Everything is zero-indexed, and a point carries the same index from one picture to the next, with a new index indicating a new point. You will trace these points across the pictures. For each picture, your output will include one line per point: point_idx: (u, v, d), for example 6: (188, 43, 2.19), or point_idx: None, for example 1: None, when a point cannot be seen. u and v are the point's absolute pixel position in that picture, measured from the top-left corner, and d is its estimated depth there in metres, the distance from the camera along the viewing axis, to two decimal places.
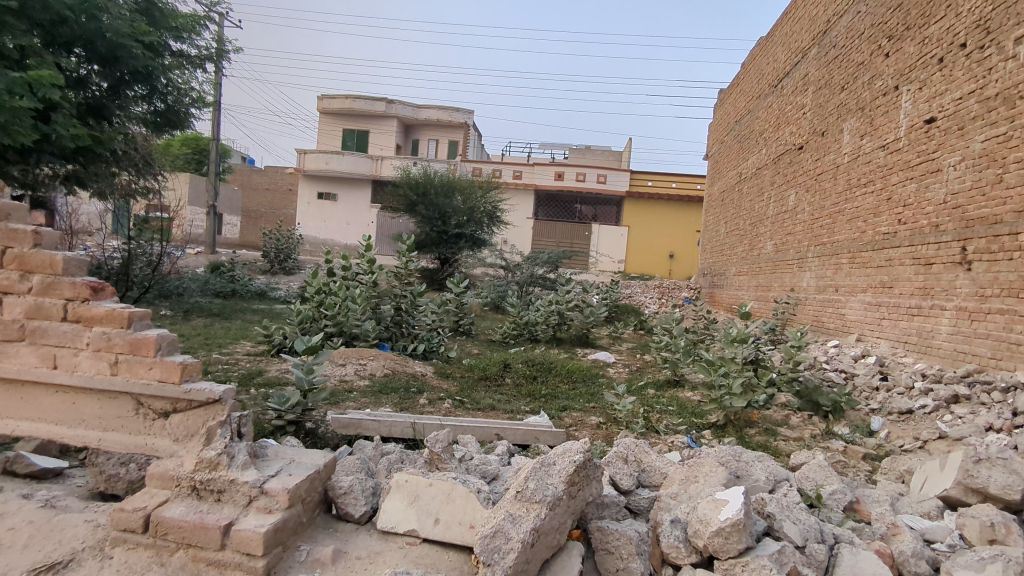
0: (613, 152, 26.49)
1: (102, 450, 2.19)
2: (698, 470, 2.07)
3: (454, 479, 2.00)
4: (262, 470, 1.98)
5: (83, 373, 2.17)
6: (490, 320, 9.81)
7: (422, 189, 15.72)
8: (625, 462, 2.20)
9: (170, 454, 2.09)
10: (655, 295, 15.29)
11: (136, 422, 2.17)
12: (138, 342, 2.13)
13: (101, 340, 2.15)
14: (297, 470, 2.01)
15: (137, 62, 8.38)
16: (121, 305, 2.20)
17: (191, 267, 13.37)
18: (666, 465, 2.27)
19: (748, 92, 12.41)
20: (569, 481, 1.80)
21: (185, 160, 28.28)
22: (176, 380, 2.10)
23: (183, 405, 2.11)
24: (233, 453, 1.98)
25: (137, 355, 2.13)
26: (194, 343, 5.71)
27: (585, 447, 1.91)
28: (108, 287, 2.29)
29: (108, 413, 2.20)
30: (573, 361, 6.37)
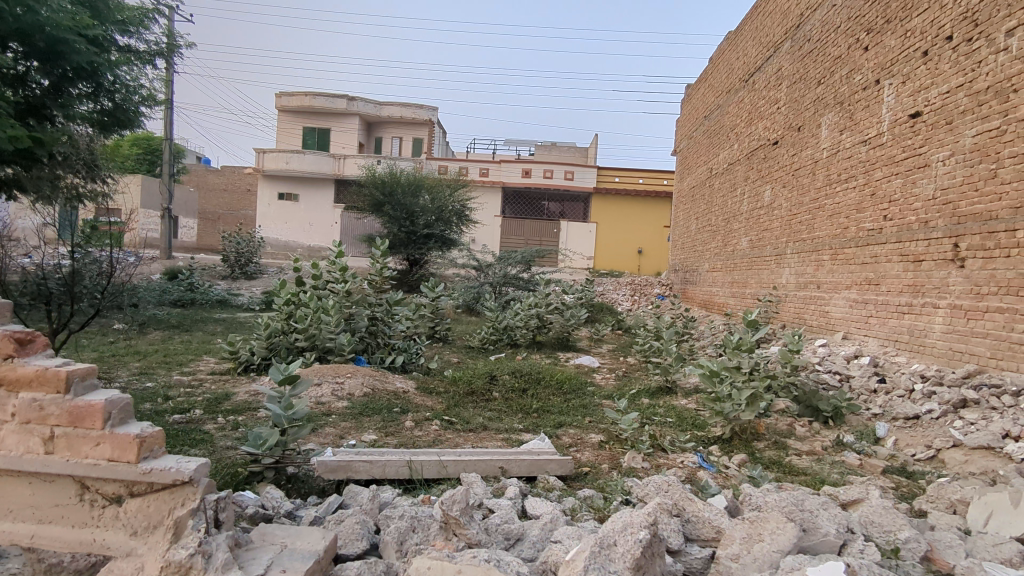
0: (578, 148, 26.37)
1: (38, 547, 1.86)
2: (762, 527, 1.83)
3: (487, 563, 1.61)
4: (247, 567, 1.65)
5: (10, 452, 1.85)
6: (465, 324, 9.49)
7: (388, 189, 15.29)
8: (670, 515, 1.93)
9: (125, 553, 1.76)
10: (627, 292, 15.20)
11: (82, 512, 1.84)
12: (81, 413, 1.81)
13: (32, 410, 1.84)
14: (291, 561, 1.67)
15: (82, 57, 7.81)
16: (57, 364, 1.88)
17: (145, 274, 12.67)
18: (716, 515, 1.98)
19: (717, 87, 12.35)
20: (636, 566, 1.56)
21: (135, 161, 27.07)
22: (131, 459, 1.77)
23: (142, 488, 1.78)
24: (210, 551, 1.65)
25: (80, 428, 1.81)
26: (150, 361, 5.25)
27: (649, 521, 1.69)
28: (40, 337, 2.00)
29: (44, 501, 1.87)
30: (559, 369, 6.12)
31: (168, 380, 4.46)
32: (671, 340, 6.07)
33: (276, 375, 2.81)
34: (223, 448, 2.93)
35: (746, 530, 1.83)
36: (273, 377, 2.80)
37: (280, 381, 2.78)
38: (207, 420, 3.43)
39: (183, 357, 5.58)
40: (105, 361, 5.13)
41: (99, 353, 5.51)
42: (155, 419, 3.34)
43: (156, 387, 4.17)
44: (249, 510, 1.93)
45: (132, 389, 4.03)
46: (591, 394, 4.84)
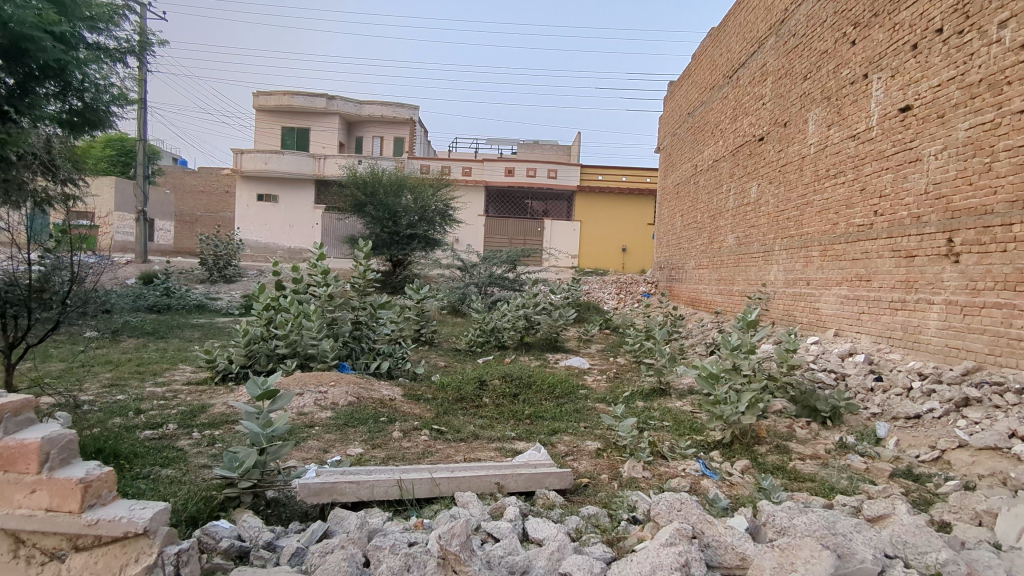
0: (561, 147, 26.27)
1: None
2: (792, 555, 1.69)
3: None
4: None
5: None
6: (451, 326, 9.31)
7: (370, 189, 15.04)
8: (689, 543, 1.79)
9: None
10: (613, 290, 15.12)
11: (18, 570, 1.73)
12: (19, 458, 1.72)
13: None
14: None
15: (46, 55, 7.73)
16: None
17: (120, 280, 12.30)
18: (738, 542, 1.84)
19: (700, 84, 12.29)
20: None
21: (109, 162, 26.48)
22: (74, 508, 1.68)
23: (86, 541, 1.69)
24: None
25: (17, 475, 1.72)
26: (121, 371, 5.01)
27: None
28: None
29: None
30: (549, 371, 5.97)
31: (140, 391, 4.23)
32: (664, 340, 5.95)
33: (254, 390, 2.63)
34: (198, 466, 2.74)
35: (775, 560, 1.69)
36: (250, 394, 2.63)
37: (258, 399, 2.61)
38: (181, 435, 3.22)
39: (158, 366, 5.34)
40: (75, 371, 4.89)
41: (69, 362, 5.26)
42: (127, 435, 3.13)
43: (129, 399, 3.95)
44: (223, 544, 1.78)
45: (102, 402, 3.81)
46: (584, 399, 4.69)
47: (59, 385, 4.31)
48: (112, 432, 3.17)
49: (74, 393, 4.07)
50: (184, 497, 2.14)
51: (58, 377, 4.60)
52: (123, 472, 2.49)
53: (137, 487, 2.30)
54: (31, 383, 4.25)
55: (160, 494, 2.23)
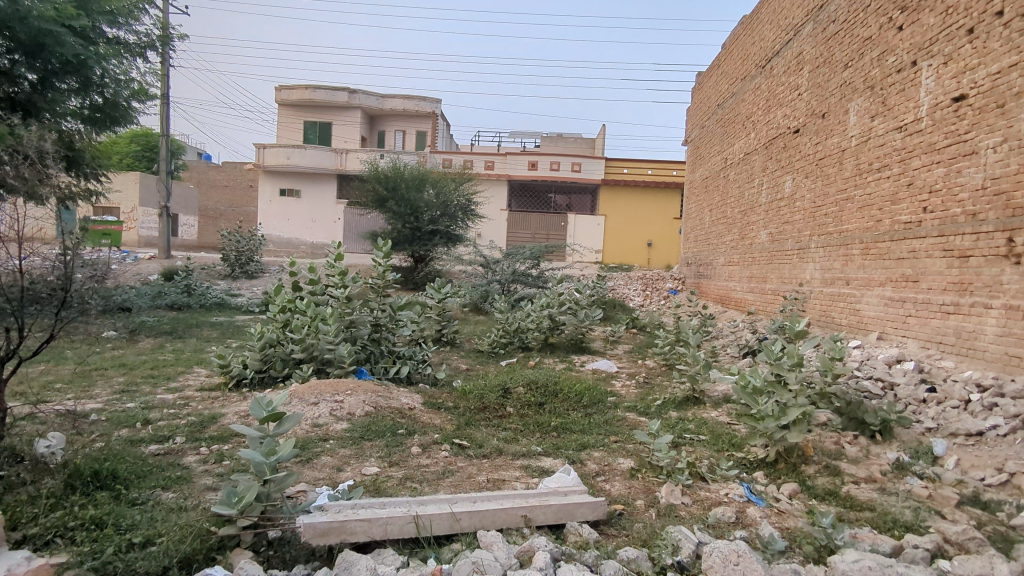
0: (584, 139, 25.88)
1: None
2: None
3: None
4: None
5: None
6: (473, 324, 9.10)
7: (392, 184, 14.86)
8: None
9: None
10: (638, 287, 14.79)
11: None
12: None
13: None
14: None
15: (65, 49, 8.38)
16: None
17: (142, 276, 12.36)
18: None
19: (731, 74, 11.87)
20: None
21: (134, 158, 26.81)
22: None
23: None
24: None
25: None
26: (135, 375, 4.91)
27: None
28: None
29: None
30: (576, 376, 5.72)
31: (151, 398, 4.11)
32: (696, 343, 5.67)
33: (259, 412, 2.44)
34: (202, 488, 2.57)
35: None
36: (254, 416, 2.43)
37: (264, 421, 2.41)
38: (189, 452, 3.06)
39: (172, 369, 5.24)
40: (88, 376, 4.81)
41: (82, 366, 5.18)
42: (130, 451, 2.98)
43: (137, 407, 3.83)
44: None
45: (109, 411, 3.69)
46: (613, 409, 4.44)
47: (67, 392, 4.22)
48: (116, 447, 3.03)
49: (83, 401, 3.96)
50: (180, 531, 1.96)
51: (69, 382, 4.52)
52: (120, 497, 2.30)
53: (132, 517, 2.08)
54: (39, 389, 4.16)
55: (156, 527, 2.01)
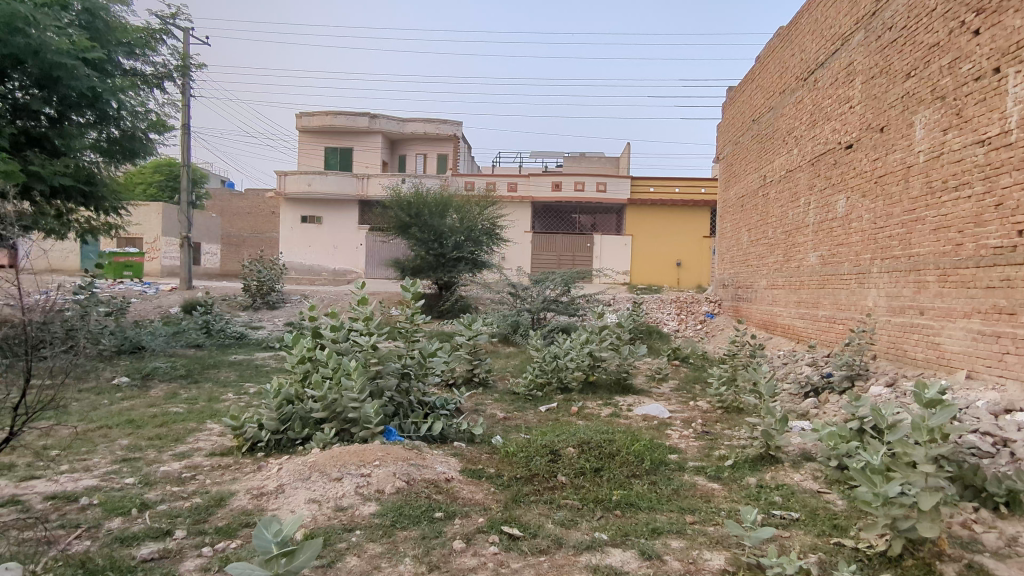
0: (608, 158, 25.42)
1: None
2: None
3: None
4: None
5: None
6: (506, 359, 8.54)
7: (415, 210, 14.44)
8: None
9: None
10: (672, 311, 14.14)
11: None
12: None
13: None
14: None
15: (78, 82, 8.25)
16: None
17: (163, 312, 12.17)
18: None
19: (767, 87, 11.29)
20: None
21: (158, 188, 27.09)
22: None
23: None
24: None
25: None
26: (141, 436, 4.46)
27: None
28: None
29: None
30: (626, 425, 5.11)
31: (153, 471, 3.64)
32: (774, 399, 4.78)
33: (267, 547, 1.96)
34: None
35: None
36: (262, 553, 1.96)
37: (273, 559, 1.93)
38: (190, 557, 2.55)
39: (181, 426, 4.78)
40: (91, 439, 4.37)
41: (85, 425, 4.76)
42: (118, 556, 2.50)
43: (136, 486, 3.37)
44: None
45: (104, 493, 3.24)
46: (679, 476, 3.83)
47: (63, 463, 3.78)
48: (103, 551, 2.55)
49: (78, 477, 3.52)
50: None
51: (66, 448, 4.08)
52: None
53: None
54: (31, 460, 3.73)
55: None
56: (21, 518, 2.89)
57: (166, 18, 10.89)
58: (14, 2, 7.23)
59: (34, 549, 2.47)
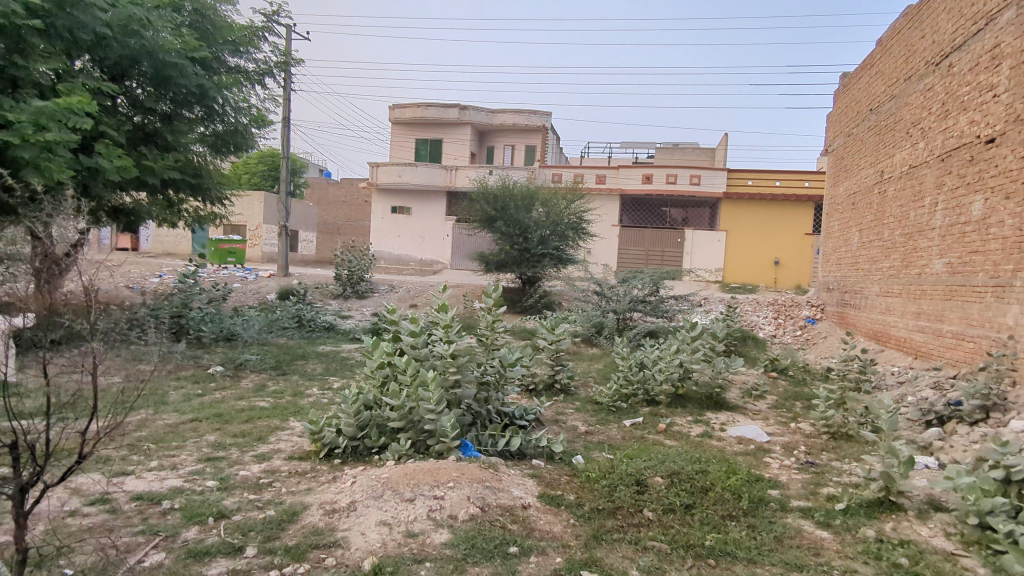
0: (703, 149, 24.25)
1: None
2: None
3: None
4: None
5: None
6: (589, 363, 8.23)
7: (501, 203, 14.32)
8: None
9: None
10: (769, 314, 13.24)
11: None
12: None
13: None
14: None
15: (187, 80, 8.69)
16: None
17: (262, 299, 12.79)
18: None
19: (888, 73, 10.22)
20: None
21: (262, 177, 28.71)
22: None
23: None
24: None
25: None
26: (227, 433, 4.56)
27: None
28: None
29: None
30: (719, 449, 4.67)
31: (233, 474, 3.66)
32: (893, 434, 4.07)
33: None
34: None
35: None
36: None
37: None
38: None
39: (265, 424, 4.86)
40: (182, 433, 4.51)
41: (178, 417, 4.94)
42: None
43: (215, 490, 3.39)
44: None
45: (185, 497, 3.27)
46: (782, 518, 3.40)
47: (153, 459, 3.90)
48: (175, 568, 2.53)
49: (164, 476, 3.60)
50: None
51: (158, 442, 4.23)
52: None
53: None
54: (125, 453, 3.87)
55: None
56: (106, 520, 2.96)
57: (268, 15, 11.30)
58: (131, 5, 7.65)
59: (110, 562, 2.47)
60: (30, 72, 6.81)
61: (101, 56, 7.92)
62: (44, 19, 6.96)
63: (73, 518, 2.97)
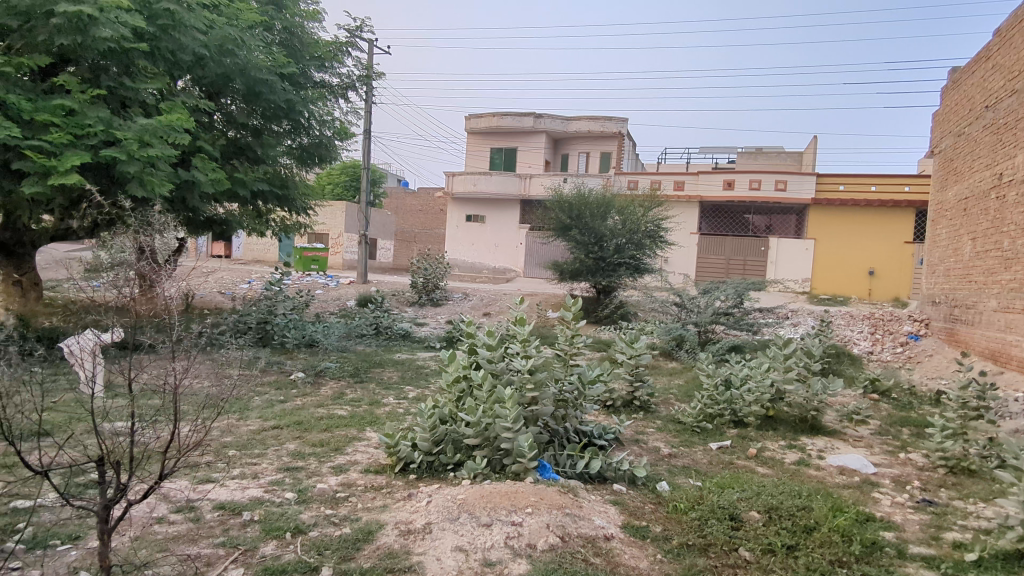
0: (789, 153, 23.05)
1: None
2: None
3: None
4: None
5: None
6: (669, 378, 7.86)
7: (576, 211, 14.09)
8: None
9: None
10: (866, 329, 12.31)
11: None
12: None
13: None
14: None
15: (276, 95, 9.06)
16: None
17: (342, 306, 13.15)
18: None
19: (1008, 66, 9.28)
20: None
21: (344, 188, 29.88)
22: None
23: None
24: None
25: None
26: (307, 442, 4.60)
27: None
28: None
29: None
30: (819, 480, 4.25)
31: (311, 487, 3.65)
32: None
33: None
34: None
35: None
36: None
37: None
38: None
39: (343, 434, 4.88)
40: (264, 440, 4.59)
41: (261, 423, 5.05)
42: None
43: (294, 503, 3.38)
44: None
45: (264, 509, 3.26)
46: (901, 568, 3.01)
47: (237, 466, 3.96)
48: None
49: (247, 485, 3.63)
50: None
51: (242, 449, 4.31)
52: None
53: None
54: (211, 459, 3.95)
55: None
56: (190, 529, 2.98)
57: (353, 31, 11.65)
58: (227, 27, 8.03)
59: None
60: (137, 91, 7.25)
61: (199, 75, 8.35)
62: (149, 42, 7.39)
63: (160, 525, 3.02)
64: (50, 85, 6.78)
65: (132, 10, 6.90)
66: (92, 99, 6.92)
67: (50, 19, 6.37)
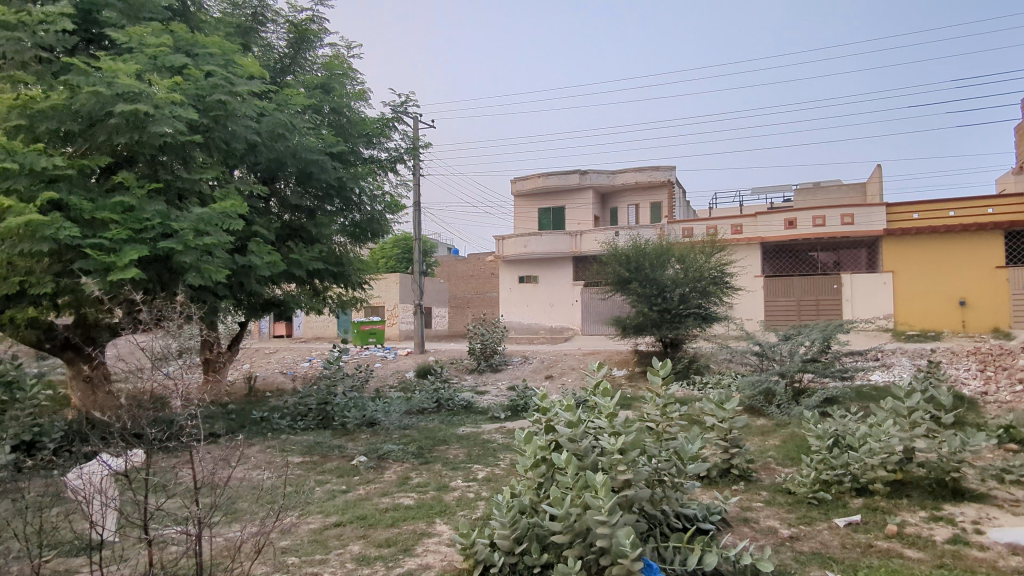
0: (852, 185, 22.00)
1: None
2: None
3: None
4: None
5: None
6: (763, 438, 7.05)
7: (634, 263, 13.55)
8: None
9: None
10: (974, 367, 11.07)
11: None
12: None
13: None
14: None
15: (326, 174, 9.10)
16: None
17: (402, 378, 12.88)
18: None
19: None
20: None
21: (397, 260, 30.47)
22: None
23: None
24: None
25: None
26: (372, 542, 4.10)
27: None
28: None
29: None
30: (992, 566, 3.46)
31: None
32: None
33: None
34: None
35: None
36: None
37: None
38: None
39: (411, 529, 4.37)
40: (326, 543, 4.13)
41: (323, 521, 4.60)
42: None
43: None
44: None
45: None
46: None
47: None
48: None
49: None
50: None
51: (302, 556, 3.86)
52: None
53: None
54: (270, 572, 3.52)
55: None
56: None
57: (398, 107, 11.83)
58: (277, 113, 8.16)
59: None
60: (193, 182, 7.33)
61: (254, 161, 8.47)
62: (203, 134, 7.50)
63: None
64: (111, 184, 6.90)
65: (186, 104, 7.03)
66: (150, 193, 7.01)
67: (110, 120, 6.53)
